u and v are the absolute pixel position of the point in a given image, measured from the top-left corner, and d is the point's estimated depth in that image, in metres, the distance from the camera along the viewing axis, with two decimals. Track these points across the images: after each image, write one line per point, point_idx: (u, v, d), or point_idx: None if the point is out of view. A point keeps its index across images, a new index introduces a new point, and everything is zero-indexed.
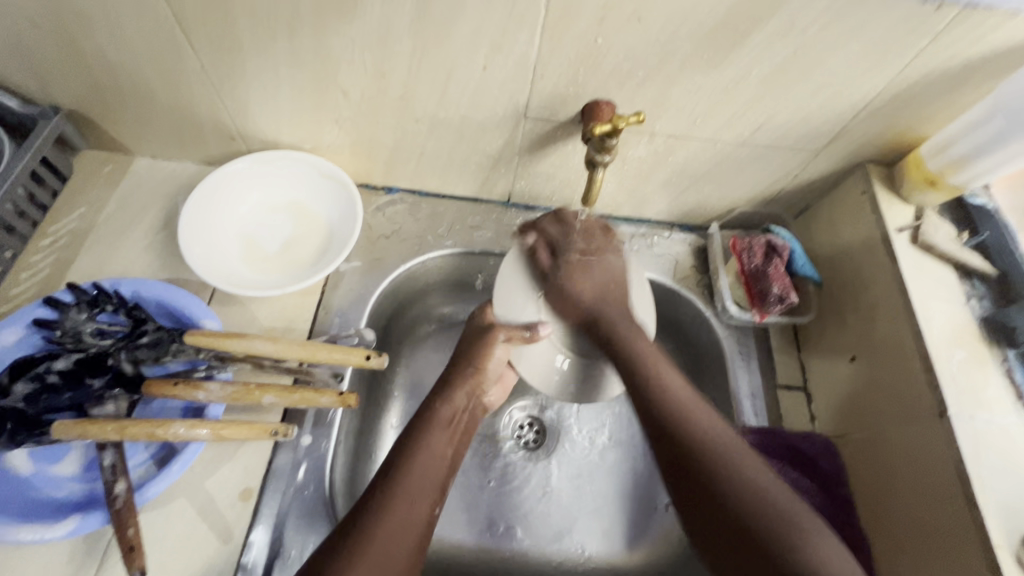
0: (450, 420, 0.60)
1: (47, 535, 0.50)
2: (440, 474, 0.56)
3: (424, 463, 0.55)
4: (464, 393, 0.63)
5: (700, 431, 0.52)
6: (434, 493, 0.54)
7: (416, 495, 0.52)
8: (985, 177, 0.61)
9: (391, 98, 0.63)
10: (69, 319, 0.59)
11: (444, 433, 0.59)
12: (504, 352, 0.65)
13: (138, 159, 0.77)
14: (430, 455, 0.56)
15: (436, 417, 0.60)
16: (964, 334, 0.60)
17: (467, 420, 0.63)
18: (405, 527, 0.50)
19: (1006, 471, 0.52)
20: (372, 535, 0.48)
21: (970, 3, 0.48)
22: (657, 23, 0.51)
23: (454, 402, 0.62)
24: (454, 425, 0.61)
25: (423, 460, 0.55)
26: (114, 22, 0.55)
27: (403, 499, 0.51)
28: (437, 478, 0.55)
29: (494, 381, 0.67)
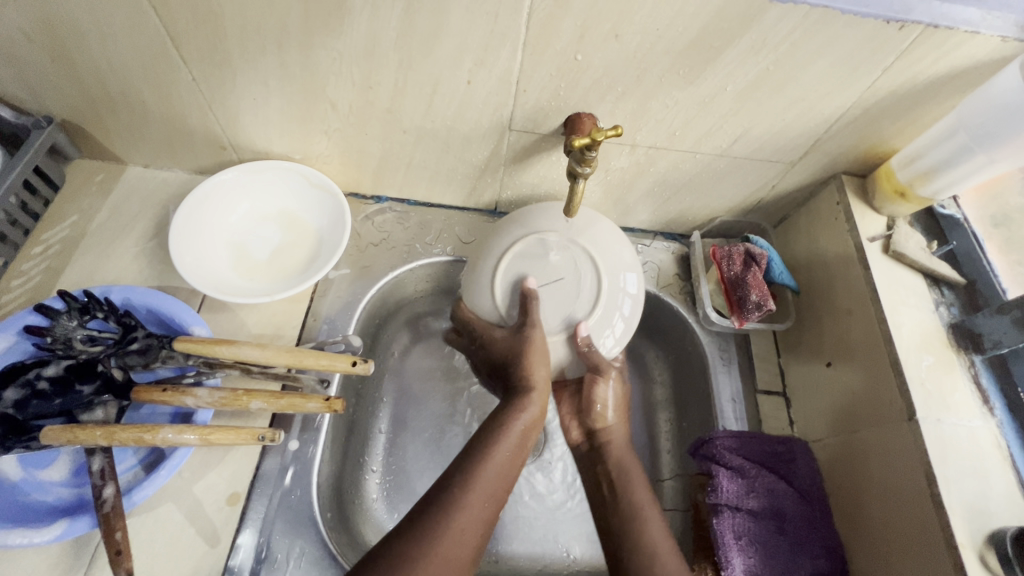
0: (518, 424, 0.60)
1: (35, 539, 0.51)
2: (507, 475, 0.57)
3: (499, 466, 0.56)
4: (536, 399, 0.61)
5: (636, 501, 0.61)
6: (500, 495, 0.56)
7: (481, 498, 0.53)
8: (952, 189, 0.64)
9: (378, 111, 0.64)
10: (59, 326, 0.59)
11: (508, 439, 0.58)
12: (503, 340, 0.64)
13: (130, 168, 0.78)
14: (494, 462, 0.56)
15: (509, 420, 0.60)
16: (933, 340, 0.62)
17: (532, 426, 0.62)
18: (468, 530, 0.51)
19: (971, 474, 0.54)
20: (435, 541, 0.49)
21: (931, 23, 0.50)
22: (633, 40, 0.53)
23: (528, 404, 0.61)
24: (525, 429, 0.60)
25: (493, 465, 0.56)
26: (107, 36, 0.56)
27: (473, 501, 0.53)
28: (503, 482, 0.56)
29: (544, 379, 0.64)
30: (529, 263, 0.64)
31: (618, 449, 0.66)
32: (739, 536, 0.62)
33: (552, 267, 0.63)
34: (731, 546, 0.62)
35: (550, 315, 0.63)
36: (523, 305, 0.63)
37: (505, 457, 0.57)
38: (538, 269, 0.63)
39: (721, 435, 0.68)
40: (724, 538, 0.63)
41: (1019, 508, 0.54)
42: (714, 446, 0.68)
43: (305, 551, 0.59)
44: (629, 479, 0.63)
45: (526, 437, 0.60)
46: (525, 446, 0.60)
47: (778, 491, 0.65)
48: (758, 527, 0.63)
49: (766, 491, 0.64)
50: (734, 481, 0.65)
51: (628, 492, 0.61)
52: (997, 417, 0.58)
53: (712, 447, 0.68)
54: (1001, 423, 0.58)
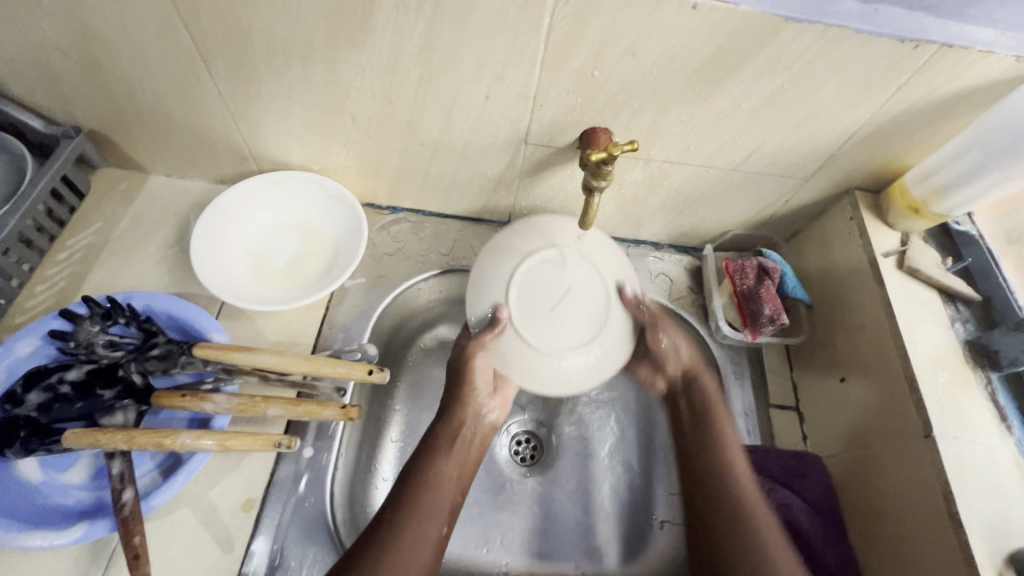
0: (455, 442, 0.66)
1: (55, 542, 0.51)
2: (450, 493, 0.62)
3: (433, 489, 0.60)
4: (469, 415, 0.67)
5: (737, 487, 0.64)
6: (442, 516, 0.60)
7: (425, 519, 0.58)
8: (966, 206, 0.64)
9: (398, 124, 0.66)
10: (82, 331, 0.61)
11: (450, 457, 0.64)
12: (488, 366, 0.68)
13: (153, 176, 0.80)
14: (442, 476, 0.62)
15: (441, 439, 0.65)
16: (949, 356, 0.61)
17: (473, 442, 0.67)
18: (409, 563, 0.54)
19: (989, 492, 0.54)
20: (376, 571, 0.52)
21: (944, 43, 0.51)
22: (650, 57, 0.54)
23: (459, 420, 0.67)
24: (461, 444, 0.66)
25: (428, 488, 0.60)
26: (137, 49, 0.58)
27: (411, 528, 0.56)
28: (444, 498, 0.61)
29: (489, 396, 0.69)
30: (536, 290, 0.62)
31: (716, 407, 0.70)
32: None
33: (560, 283, 0.62)
34: None
35: (569, 334, 0.61)
36: (549, 334, 0.61)
37: (443, 476, 0.62)
38: (549, 289, 0.62)
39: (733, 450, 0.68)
40: None
41: None
42: None
43: (319, 558, 0.60)
44: (713, 411, 0.70)
45: (464, 455, 0.65)
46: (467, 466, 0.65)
47: (792, 506, 0.64)
48: None
49: (778, 506, 0.64)
50: None
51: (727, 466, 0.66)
52: (1015, 436, 0.58)
53: None
54: (1019, 441, 0.57)
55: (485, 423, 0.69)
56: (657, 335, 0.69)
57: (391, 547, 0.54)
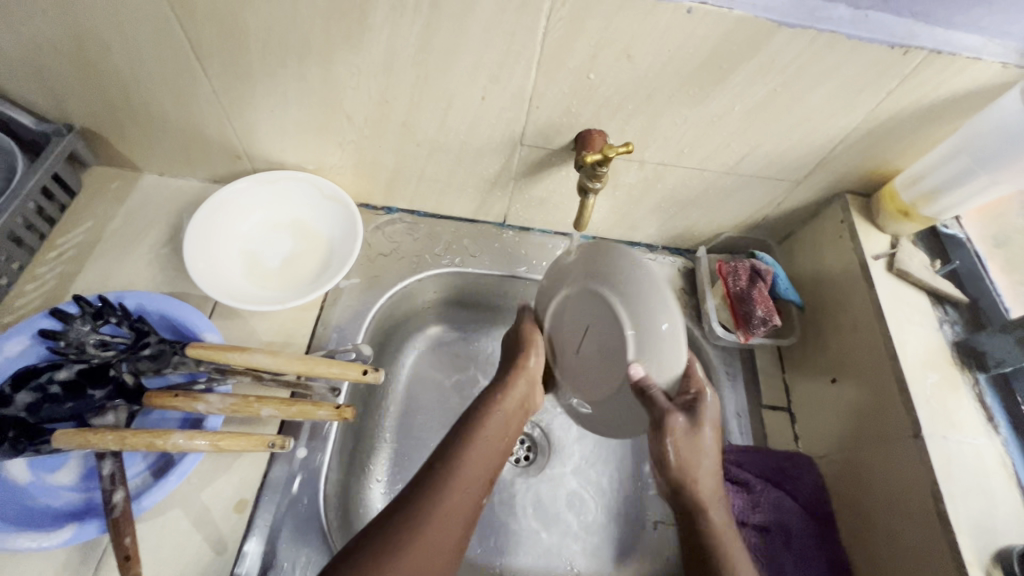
0: (507, 414, 0.64)
1: (44, 544, 0.51)
2: (493, 464, 0.61)
3: (481, 454, 0.59)
4: (522, 386, 0.66)
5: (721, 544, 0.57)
6: (484, 485, 0.59)
7: (469, 484, 0.57)
8: (955, 209, 0.65)
9: (393, 124, 0.66)
10: (72, 330, 0.60)
11: (500, 426, 0.63)
12: (537, 352, 0.68)
13: (146, 175, 0.79)
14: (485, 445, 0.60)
15: (495, 407, 0.64)
16: (938, 358, 0.62)
17: (517, 416, 0.65)
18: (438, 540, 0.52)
19: (977, 491, 0.54)
20: (415, 530, 0.51)
21: (933, 49, 0.52)
22: (644, 60, 0.54)
23: (512, 392, 0.65)
24: (510, 417, 0.64)
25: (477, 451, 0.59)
26: (131, 47, 0.58)
27: (452, 492, 0.55)
28: (490, 469, 0.60)
29: (542, 375, 0.69)
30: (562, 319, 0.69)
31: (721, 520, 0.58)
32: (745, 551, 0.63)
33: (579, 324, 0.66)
34: None
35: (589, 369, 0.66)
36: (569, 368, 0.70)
37: (490, 447, 0.60)
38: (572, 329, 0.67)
39: (727, 450, 0.69)
40: None
41: None
42: (721, 461, 0.68)
43: (311, 559, 0.59)
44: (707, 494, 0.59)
45: (509, 426, 0.64)
46: (509, 436, 0.64)
47: (784, 506, 0.65)
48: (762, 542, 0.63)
49: (771, 506, 0.65)
50: (739, 496, 0.66)
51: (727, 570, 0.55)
52: (1002, 436, 0.59)
53: (719, 461, 0.68)
54: (1006, 441, 0.58)
55: (532, 396, 0.68)
56: (696, 449, 0.58)
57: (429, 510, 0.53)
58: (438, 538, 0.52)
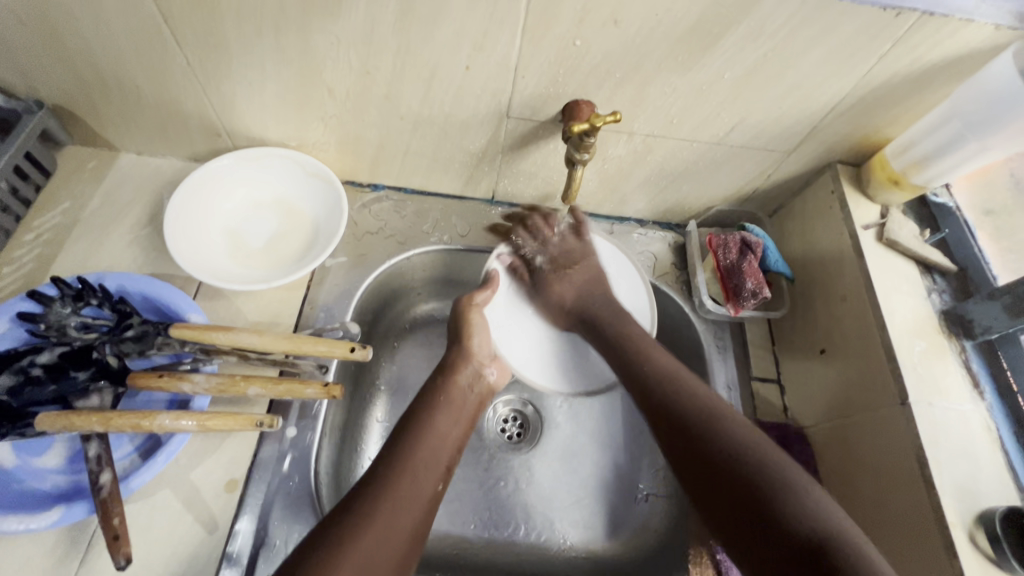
0: (452, 400, 0.63)
1: (32, 525, 0.51)
2: (447, 450, 0.59)
3: (431, 442, 0.58)
4: (466, 374, 0.66)
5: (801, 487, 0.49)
6: (439, 470, 0.57)
7: (419, 470, 0.56)
8: (945, 177, 0.65)
9: (377, 97, 0.64)
10: (52, 312, 0.59)
11: (448, 413, 0.62)
12: (480, 331, 0.69)
13: (124, 154, 0.77)
14: (434, 432, 0.59)
15: (441, 396, 0.63)
16: (926, 326, 0.63)
17: (469, 399, 0.65)
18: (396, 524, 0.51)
19: (960, 456, 0.55)
20: (370, 514, 0.50)
21: (926, 10, 0.50)
22: (632, 26, 0.53)
23: (457, 377, 0.66)
24: (458, 401, 0.64)
25: (427, 437, 0.58)
26: (99, 18, 0.55)
27: (407, 475, 0.54)
28: (442, 454, 0.59)
29: (489, 356, 0.69)
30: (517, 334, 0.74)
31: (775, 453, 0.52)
32: None
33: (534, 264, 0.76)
34: None
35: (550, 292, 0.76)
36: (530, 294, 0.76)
37: (442, 433, 0.60)
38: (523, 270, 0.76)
39: None
40: None
41: (1008, 489, 0.55)
42: None
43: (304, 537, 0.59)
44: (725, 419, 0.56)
45: (461, 414, 0.63)
46: (465, 421, 0.64)
47: None
48: None
49: None
50: None
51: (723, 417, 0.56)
52: (987, 401, 0.59)
53: None
54: (991, 406, 0.59)
55: (484, 381, 0.68)
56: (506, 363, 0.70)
57: (386, 495, 0.52)
58: (395, 524, 0.50)
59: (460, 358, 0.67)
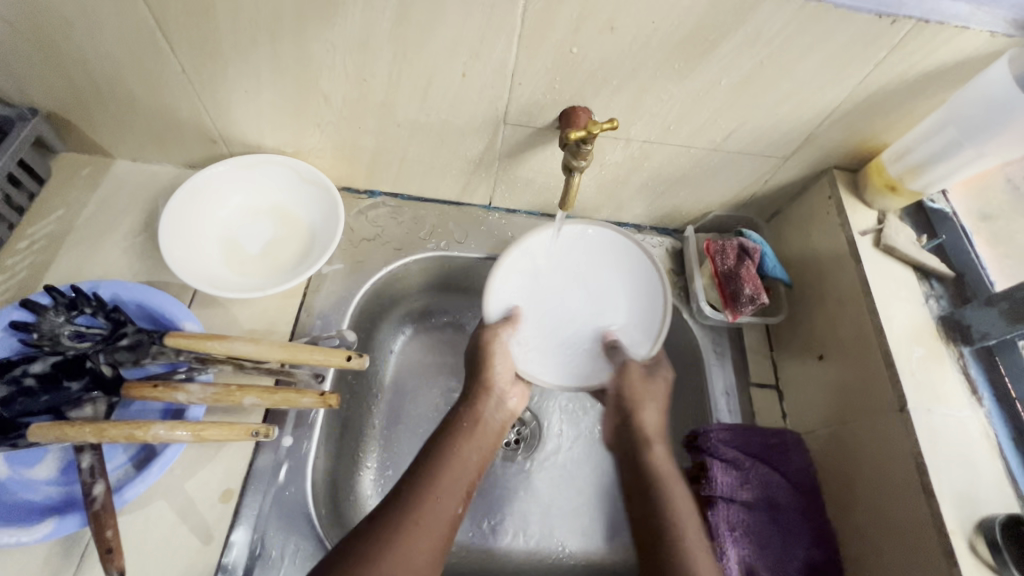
0: (474, 425, 0.62)
1: (23, 538, 0.50)
2: (466, 478, 0.58)
3: (452, 467, 0.58)
4: (492, 400, 0.65)
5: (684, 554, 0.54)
6: (459, 495, 0.57)
7: (442, 494, 0.55)
8: (942, 183, 0.65)
9: (373, 104, 0.64)
10: (45, 321, 0.58)
11: (468, 440, 0.61)
12: (504, 354, 0.67)
13: (118, 161, 0.77)
14: (457, 458, 0.59)
15: (462, 423, 0.62)
16: (923, 332, 0.63)
17: (492, 427, 0.64)
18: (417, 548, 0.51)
19: (959, 463, 0.55)
20: (393, 538, 0.50)
21: (921, 18, 0.51)
22: (629, 33, 0.53)
23: (478, 404, 0.64)
24: (479, 429, 0.62)
25: (449, 464, 0.58)
26: (94, 26, 0.55)
27: (432, 499, 0.54)
28: (463, 480, 0.58)
29: (511, 380, 0.67)
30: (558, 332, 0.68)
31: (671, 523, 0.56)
32: (733, 527, 0.62)
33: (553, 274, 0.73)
34: (725, 536, 0.62)
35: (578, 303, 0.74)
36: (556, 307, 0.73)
37: (462, 462, 0.59)
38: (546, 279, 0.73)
39: (715, 428, 0.68)
40: (718, 529, 0.62)
41: (1006, 496, 0.55)
42: (708, 438, 0.67)
43: (300, 548, 0.59)
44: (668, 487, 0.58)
45: (482, 442, 0.62)
46: (484, 448, 0.62)
47: (772, 482, 0.65)
48: (751, 518, 0.63)
49: (760, 482, 0.65)
50: (729, 473, 0.65)
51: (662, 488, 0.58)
52: (985, 408, 0.59)
53: (707, 439, 0.67)
54: (989, 413, 0.59)
55: (506, 408, 0.66)
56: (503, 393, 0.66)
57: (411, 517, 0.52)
58: (416, 549, 0.51)
59: (481, 384, 0.65)
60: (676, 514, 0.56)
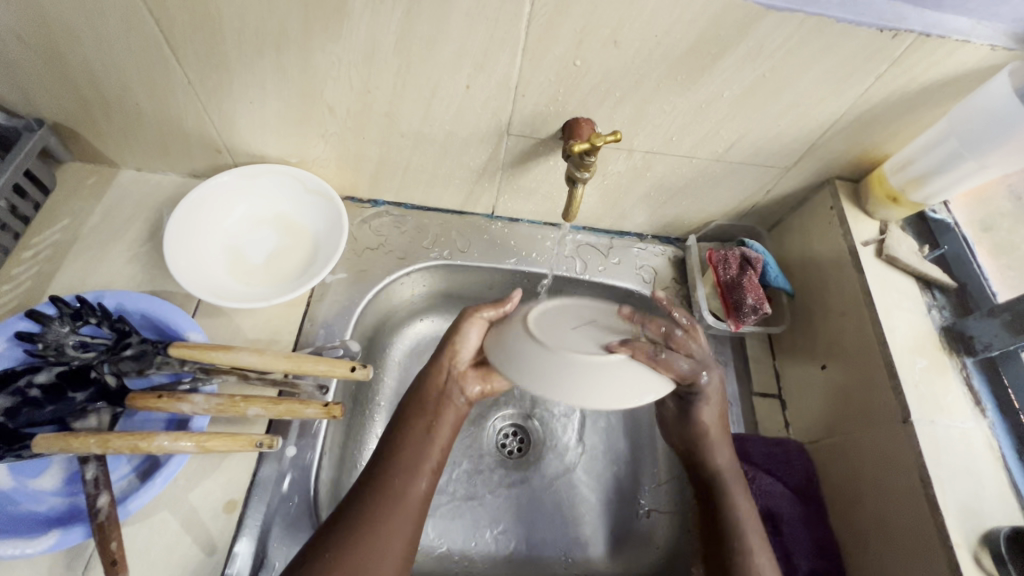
0: (428, 403, 0.59)
1: (28, 550, 0.50)
2: (429, 457, 0.57)
3: (416, 444, 0.57)
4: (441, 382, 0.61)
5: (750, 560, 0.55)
6: (425, 473, 0.56)
7: (407, 471, 0.55)
8: (943, 194, 0.65)
9: (377, 115, 0.64)
10: (50, 332, 0.58)
11: (424, 419, 0.58)
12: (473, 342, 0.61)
13: (124, 170, 0.77)
14: (423, 433, 0.58)
15: (417, 403, 0.59)
16: (926, 343, 0.63)
17: (450, 408, 0.60)
18: (389, 533, 0.51)
19: (963, 474, 0.55)
20: (364, 523, 0.51)
21: (922, 31, 0.51)
22: (632, 46, 0.53)
23: (431, 384, 0.60)
24: (435, 405, 0.59)
25: (411, 440, 0.57)
26: (101, 38, 0.56)
27: (400, 476, 0.54)
28: (426, 458, 0.57)
29: (473, 368, 0.62)
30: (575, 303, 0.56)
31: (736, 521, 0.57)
32: None
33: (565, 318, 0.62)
34: None
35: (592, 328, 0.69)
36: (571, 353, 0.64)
37: (421, 442, 0.57)
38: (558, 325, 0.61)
39: None
40: None
41: (1011, 508, 0.55)
42: None
43: None
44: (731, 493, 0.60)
45: (443, 422, 0.59)
46: (444, 425, 0.59)
47: (776, 493, 0.65)
48: None
49: (763, 493, 0.65)
50: None
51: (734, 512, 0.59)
52: (989, 419, 0.59)
53: None
54: (993, 424, 0.59)
55: (465, 389, 0.62)
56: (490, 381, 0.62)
57: (377, 500, 0.53)
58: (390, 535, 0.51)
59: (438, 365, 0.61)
60: (742, 524, 0.57)
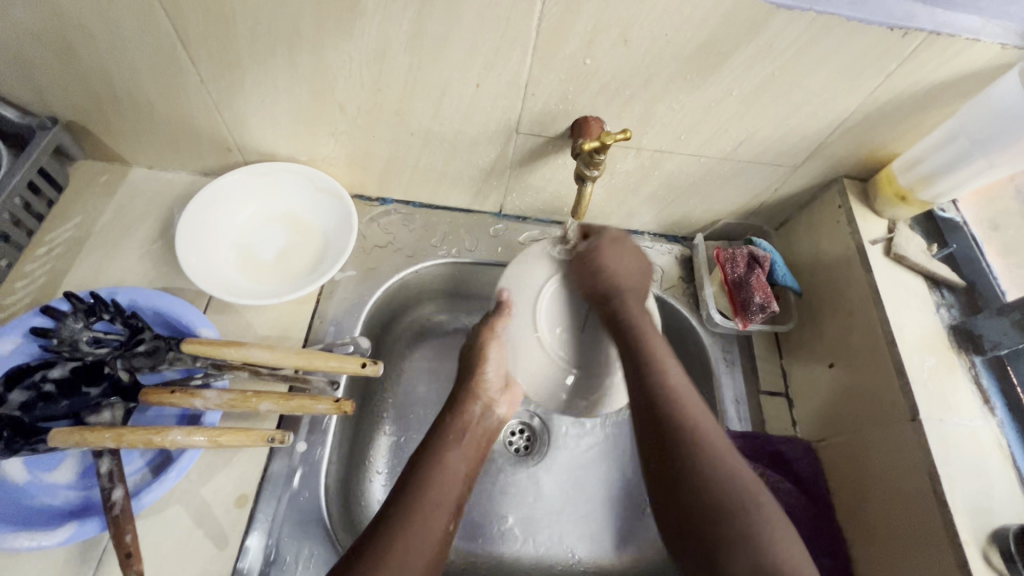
0: (461, 435, 0.63)
1: (43, 543, 0.51)
2: (456, 487, 0.59)
3: (440, 479, 0.58)
4: (477, 408, 0.65)
5: (723, 473, 0.53)
6: (448, 508, 0.56)
7: (430, 509, 0.55)
8: (952, 193, 0.65)
9: (387, 113, 0.65)
10: (65, 327, 0.58)
11: (458, 448, 0.62)
12: (499, 359, 0.67)
13: (135, 168, 0.78)
14: (448, 469, 0.59)
15: (449, 432, 0.63)
16: (935, 341, 0.63)
17: (479, 435, 0.64)
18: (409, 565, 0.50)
19: (973, 472, 0.55)
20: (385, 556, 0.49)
21: (933, 30, 0.51)
22: (642, 46, 0.54)
23: (464, 416, 0.64)
24: (469, 436, 0.63)
25: (437, 475, 0.58)
26: (116, 37, 0.56)
27: (423, 516, 0.54)
28: (450, 492, 0.58)
29: (500, 390, 0.67)
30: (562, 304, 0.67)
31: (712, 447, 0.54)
32: None
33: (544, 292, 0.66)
34: None
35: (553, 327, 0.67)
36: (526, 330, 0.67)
37: (451, 470, 0.59)
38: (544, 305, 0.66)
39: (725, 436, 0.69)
40: None
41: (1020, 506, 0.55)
42: None
43: (314, 553, 0.59)
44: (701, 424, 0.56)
45: (471, 447, 0.63)
46: (472, 454, 0.63)
47: (782, 490, 0.66)
48: None
49: (770, 491, 0.65)
50: None
51: (720, 467, 0.53)
52: (998, 417, 0.59)
53: None
54: (1002, 422, 0.59)
55: (493, 418, 0.67)
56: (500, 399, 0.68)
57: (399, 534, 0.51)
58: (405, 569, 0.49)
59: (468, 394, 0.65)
60: (701, 427, 0.56)
